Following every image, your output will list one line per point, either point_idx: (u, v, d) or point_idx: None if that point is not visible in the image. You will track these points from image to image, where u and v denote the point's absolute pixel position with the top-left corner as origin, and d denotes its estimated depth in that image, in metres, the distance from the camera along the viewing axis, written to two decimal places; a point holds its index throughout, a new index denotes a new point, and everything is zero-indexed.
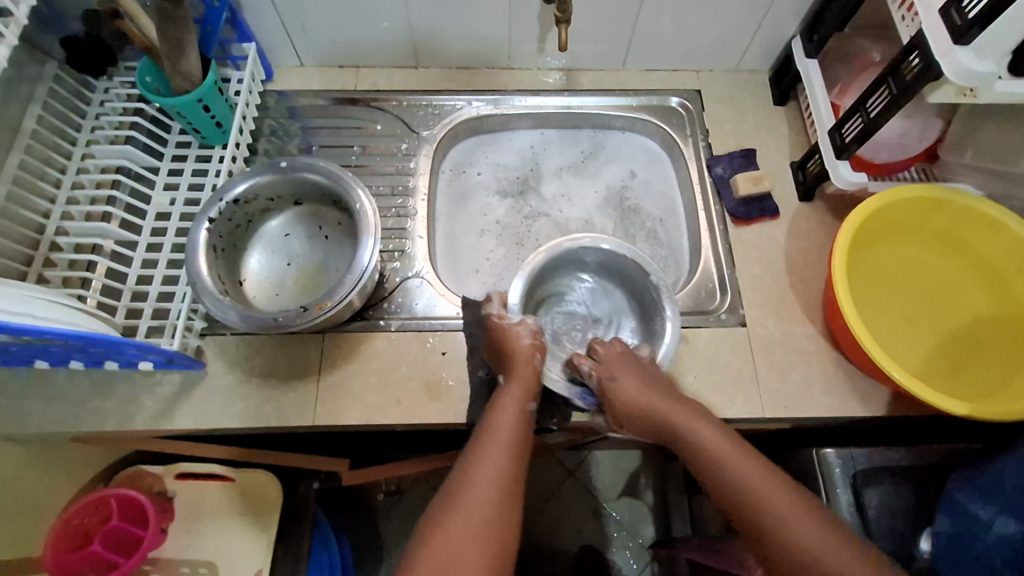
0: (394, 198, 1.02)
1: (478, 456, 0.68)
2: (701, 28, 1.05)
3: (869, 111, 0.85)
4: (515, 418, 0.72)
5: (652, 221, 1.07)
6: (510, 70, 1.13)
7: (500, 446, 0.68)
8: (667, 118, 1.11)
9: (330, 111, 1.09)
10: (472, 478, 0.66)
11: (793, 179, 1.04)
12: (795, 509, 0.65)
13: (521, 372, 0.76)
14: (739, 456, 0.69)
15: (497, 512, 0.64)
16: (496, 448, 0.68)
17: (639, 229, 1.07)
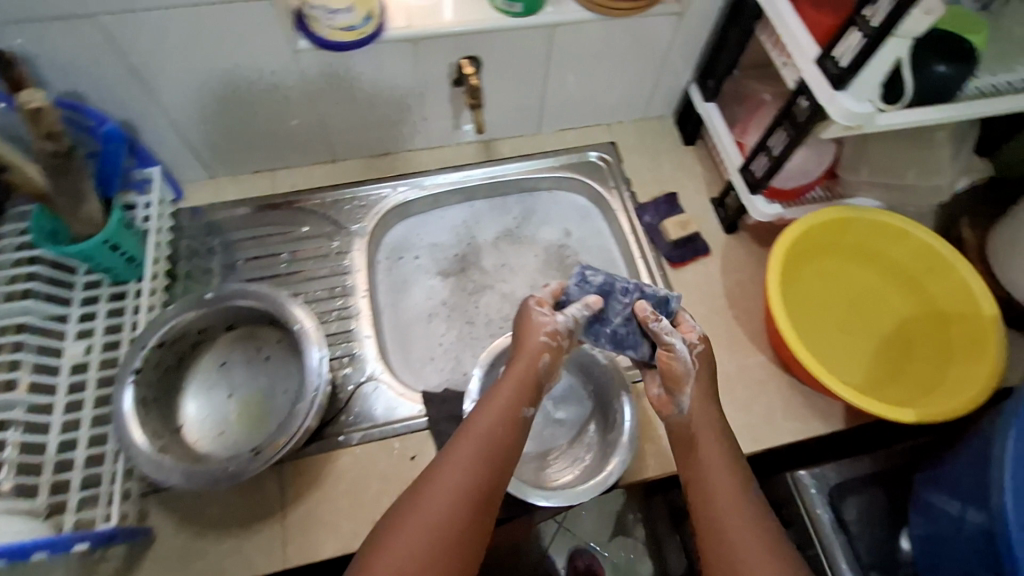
0: (333, 301, 0.99)
1: (450, 456, 0.67)
2: (606, 88, 1.10)
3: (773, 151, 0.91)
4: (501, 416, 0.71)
5: None
6: (430, 150, 1.14)
7: (474, 446, 0.68)
8: (590, 173, 1.15)
9: (250, 219, 1.05)
10: (457, 484, 0.65)
11: (715, 214, 1.09)
12: (743, 514, 0.67)
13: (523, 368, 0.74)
14: (704, 465, 0.72)
15: (459, 512, 0.63)
16: (469, 450, 0.67)
17: None
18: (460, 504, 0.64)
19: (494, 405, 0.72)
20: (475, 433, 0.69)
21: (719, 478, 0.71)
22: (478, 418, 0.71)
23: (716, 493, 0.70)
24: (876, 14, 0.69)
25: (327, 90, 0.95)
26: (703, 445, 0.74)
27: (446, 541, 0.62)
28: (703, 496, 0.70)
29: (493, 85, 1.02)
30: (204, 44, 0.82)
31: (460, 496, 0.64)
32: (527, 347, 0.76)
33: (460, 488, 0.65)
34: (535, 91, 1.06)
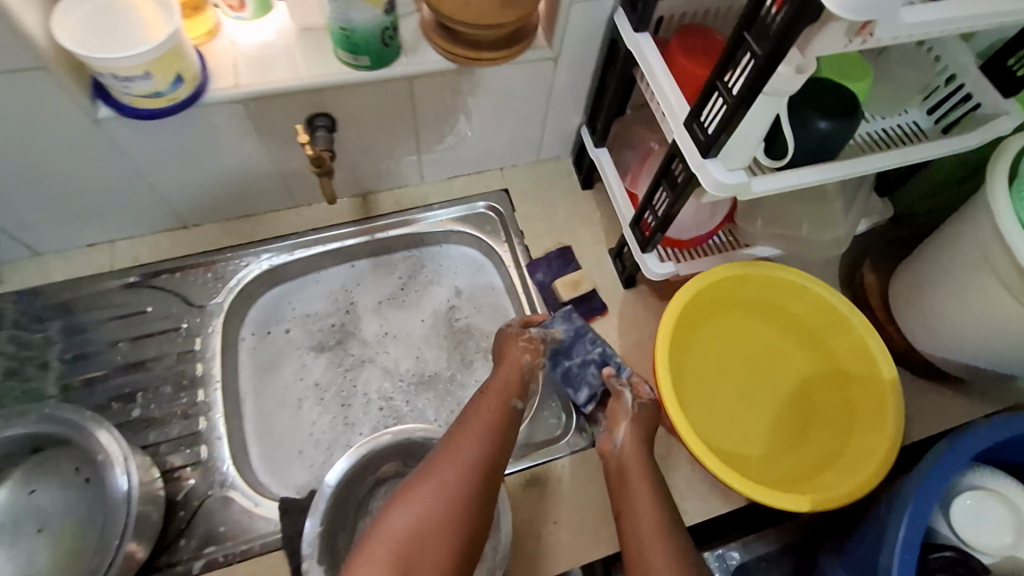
0: (179, 396, 0.86)
1: (453, 443, 0.68)
2: (489, 134, 1.01)
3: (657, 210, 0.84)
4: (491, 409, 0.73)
5: (487, 339, 1.00)
6: (298, 208, 1.02)
7: (468, 436, 0.69)
8: (479, 225, 1.05)
9: (82, 303, 0.91)
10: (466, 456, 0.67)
11: (614, 267, 1.02)
12: (667, 545, 0.65)
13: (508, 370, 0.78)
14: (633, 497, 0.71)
15: (451, 501, 0.63)
16: (476, 434, 0.69)
17: (474, 353, 0.99)
18: (451, 494, 0.63)
19: (486, 399, 0.74)
20: (471, 425, 0.70)
21: (647, 509, 0.69)
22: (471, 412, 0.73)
23: (644, 523, 0.68)
24: (734, 81, 0.62)
25: (153, 158, 0.82)
26: (633, 476, 0.73)
27: (422, 538, 0.60)
28: (635, 524, 0.69)
29: (355, 139, 0.92)
30: None
31: (460, 482, 0.64)
32: (516, 351, 0.81)
33: (454, 476, 0.64)
34: (407, 142, 0.96)
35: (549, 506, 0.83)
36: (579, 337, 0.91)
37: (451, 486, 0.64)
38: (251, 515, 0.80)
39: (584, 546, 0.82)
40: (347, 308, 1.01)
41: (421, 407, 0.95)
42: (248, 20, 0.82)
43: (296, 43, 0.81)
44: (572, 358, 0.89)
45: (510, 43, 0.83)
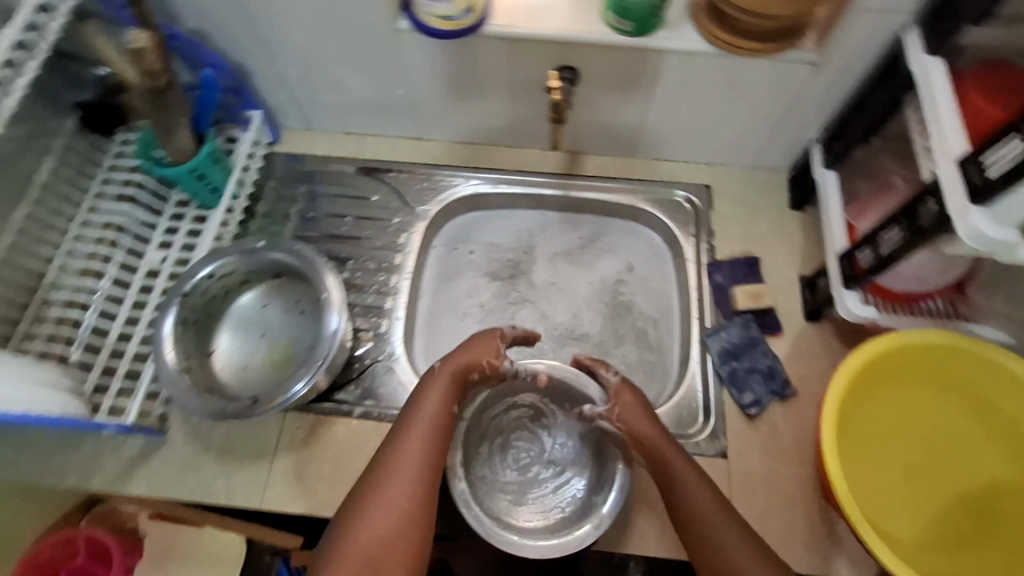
0: (378, 275, 1.01)
1: (398, 442, 0.73)
2: (715, 126, 0.99)
3: (880, 247, 0.77)
4: (435, 408, 0.76)
5: (645, 321, 1.01)
6: (514, 148, 1.11)
7: (417, 441, 0.73)
8: (673, 212, 1.05)
9: (330, 177, 1.09)
10: (395, 471, 0.70)
11: (801, 295, 0.96)
12: (733, 525, 0.69)
13: (455, 366, 0.79)
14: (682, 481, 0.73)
15: (413, 508, 0.69)
16: (415, 439, 0.73)
17: (629, 329, 1.01)
18: (403, 501, 0.69)
19: (425, 398, 0.76)
20: (418, 427, 0.74)
21: (702, 502, 0.71)
22: (414, 409, 0.76)
23: (701, 512, 0.70)
24: None
25: (422, 70, 0.95)
26: (674, 462, 0.74)
27: (397, 535, 0.67)
28: (685, 500, 0.72)
29: (588, 98, 0.97)
30: (317, 9, 0.86)
31: (408, 485, 0.69)
32: (465, 348, 0.80)
33: (406, 480, 0.70)
34: (633, 113, 0.99)
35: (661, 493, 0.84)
36: (751, 344, 0.91)
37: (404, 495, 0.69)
38: (404, 390, 0.92)
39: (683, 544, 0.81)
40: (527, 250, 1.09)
41: (563, 359, 1.01)
42: None
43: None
44: (743, 361, 0.89)
45: (765, 38, 0.80)
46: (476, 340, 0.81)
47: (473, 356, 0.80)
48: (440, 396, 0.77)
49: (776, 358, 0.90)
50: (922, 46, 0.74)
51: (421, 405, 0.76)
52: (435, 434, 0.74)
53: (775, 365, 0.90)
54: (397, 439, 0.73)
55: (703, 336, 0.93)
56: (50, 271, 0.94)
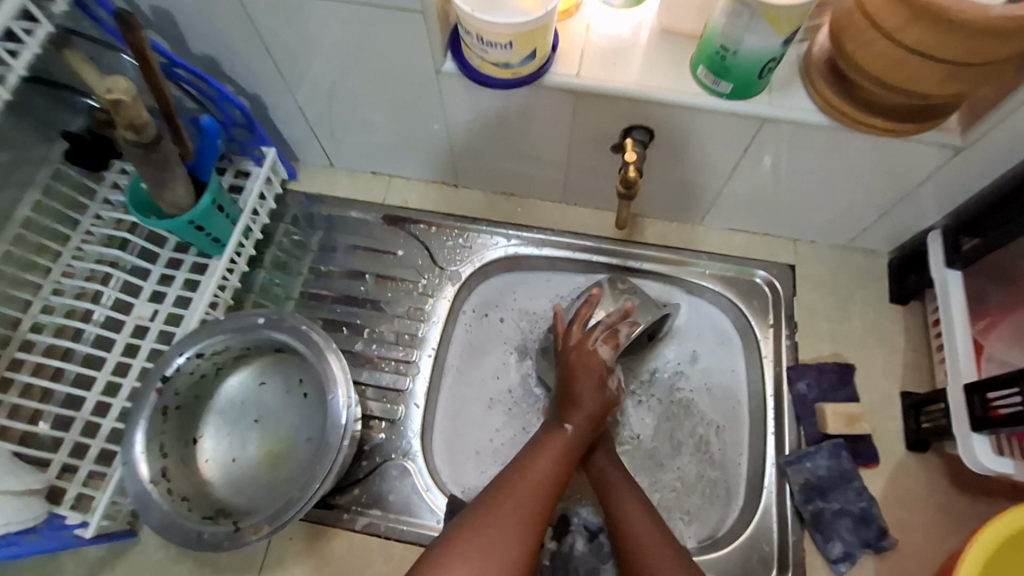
0: (396, 349, 0.87)
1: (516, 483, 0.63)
2: (810, 202, 0.83)
3: None
4: (551, 460, 0.66)
5: (704, 427, 0.84)
6: (563, 204, 0.95)
7: (523, 490, 0.63)
8: (748, 296, 0.88)
9: (350, 224, 0.95)
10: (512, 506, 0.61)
11: (903, 418, 0.79)
12: (656, 533, 0.66)
13: (584, 422, 0.70)
14: (618, 501, 0.70)
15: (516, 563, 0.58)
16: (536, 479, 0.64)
17: (686, 435, 0.83)
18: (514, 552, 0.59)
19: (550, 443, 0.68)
20: (532, 474, 0.65)
21: (637, 515, 0.68)
22: (532, 455, 0.67)
23: (637, 529, 0.67)
24: None
25: (464, 116, 0.80)
26: (598, 453, 0.74)
27: None
28: (625, 520, 0.68)
29: (659, 161, 0.81)
30: (343, 43, 0.71)
31: (513, 531, 0.60)
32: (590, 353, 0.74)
33: (516, 527, 0.60)
34: (713, 180, 0.82)
35: None
36: (842, 481, 0.75)
37: (505, 546, 0.59)
38: (418, 498, 0.78)
39: None
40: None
41: None
42: (613, 7, 0.73)
43: (653, 45, 0.71)
44: (832, 502, 0.74)
45: (899, 113, 0.63)
46: (594, 372, 0.72)
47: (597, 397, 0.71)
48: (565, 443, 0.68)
49: (871, 500, 0.74)
50: None
51: (533, 459, 0.67)
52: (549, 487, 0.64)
53: (870, 507, 0.74)
54: (509, 474, 0.65)
55: (781, 464, 0.77)
56: (24, 319, 0.81)
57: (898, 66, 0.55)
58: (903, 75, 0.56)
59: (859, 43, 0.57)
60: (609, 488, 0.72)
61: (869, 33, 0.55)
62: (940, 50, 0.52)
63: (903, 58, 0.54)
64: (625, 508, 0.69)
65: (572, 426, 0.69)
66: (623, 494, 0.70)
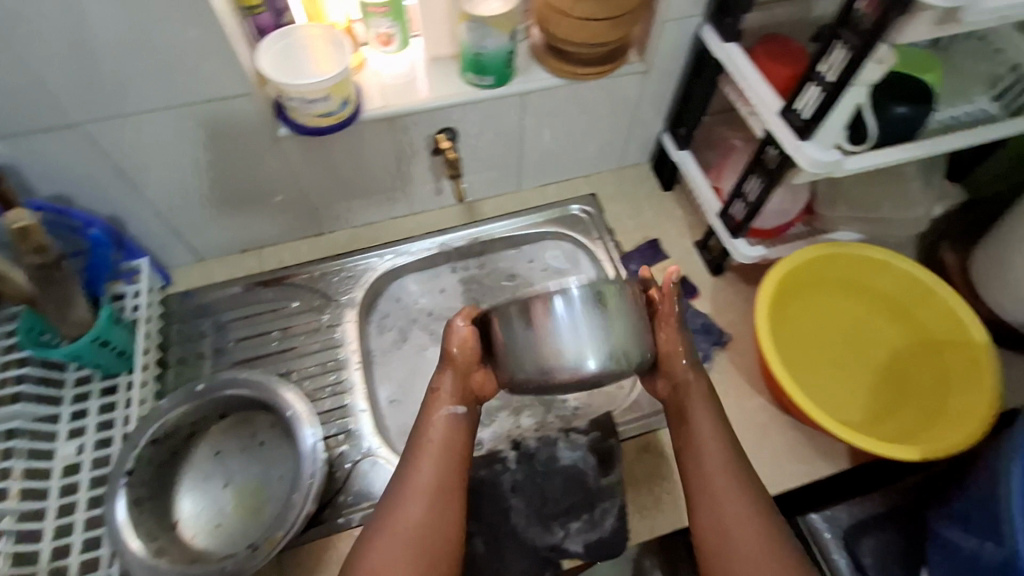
0: (327, 375, 0.99)
1: (409, 465, 0.72)
2: (581, 145, 1.13)
3: (750, 194, 0.92)
4: (445, 430, 0.74)
5: None
6: (413, 215, 1.16)
7: (426, 463, 0.72)
8: (572, 225, 1.17)
9: (241, 299, 1.05)
10: (411, 476, 0.71)
11: (701, 257, 1.11)
12: (726, 456, 0.72)
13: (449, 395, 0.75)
14: (692, 423, 0.75)
15: (424, 534, 0.68)
16: (427, 456, 0.72)
17: None
18: (414, 525, 0.68)
19: (428, 417, 0.75)
20: (433, 431, 0.74)
21: (705, 427, 0.74)
22: (423, 430, 0.75)
23: (705, 441, 0.73)
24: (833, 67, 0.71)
25: (307, 168, 0.97)
26: (690, 385, 0.76)
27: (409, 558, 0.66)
28: (694, 440, 0.74)
29: (467, 154, 1.05)
30: (180, 138, 0.84)
31: (426, 499, 0.70)
32: (443, 371, 0.76)
33: (417, 503, 0.69)
34: (512, 154, 1.09)
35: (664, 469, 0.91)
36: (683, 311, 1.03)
37: (415, 514, 0.69)
38: None
39: None
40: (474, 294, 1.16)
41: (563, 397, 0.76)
42: (392, 54, 0.95)
43: (429, 72, 0.96)
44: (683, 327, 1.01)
45: (600, 61, 0.95)
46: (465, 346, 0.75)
47: (462, 384, 0.76)
48: (439, 410, 0.75)
49: (706, 315, 1.03)
50: (720, 36, 0.90)
51: (419, 434, 0.74)
52: (441, 453, 0.73)
53: (708, 321, 1.02)
54: (407, 465, 0.72)
55: None
56: None
57: (586, 28, 0.86)
58: (592, 32, 0.86)
59: (558, 23, 0.87)
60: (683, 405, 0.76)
61: (562, 15, 0.86)
62: (600, 12, 0.83)
63: (587, 25, 0.85)
64: (699, 434, 0.74)
65: (444, 392, 0.76)
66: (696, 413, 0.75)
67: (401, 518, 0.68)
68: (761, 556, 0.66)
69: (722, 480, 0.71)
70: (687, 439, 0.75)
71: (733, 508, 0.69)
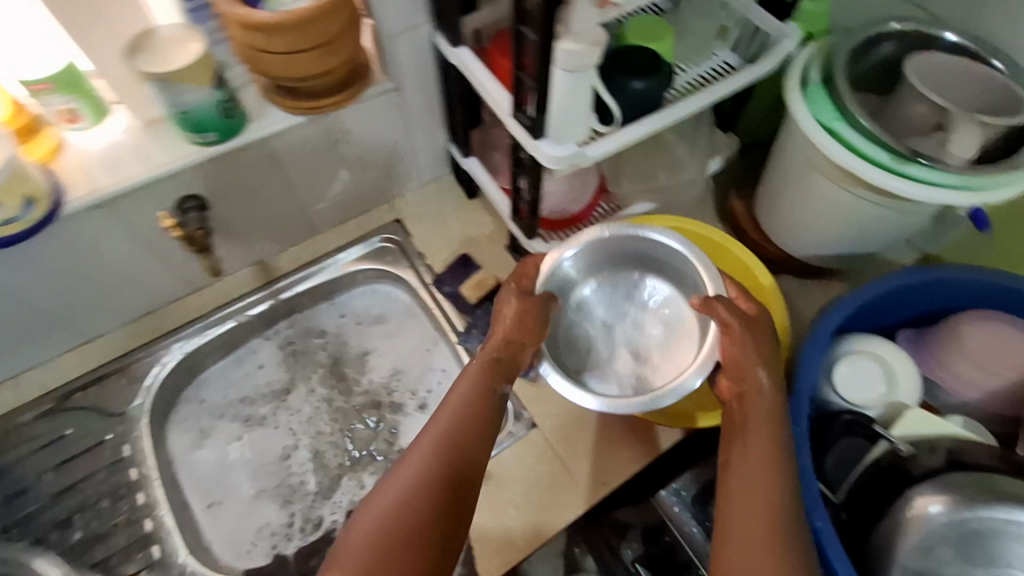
0: (121, 501, 0.92)
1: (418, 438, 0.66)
2: (362, 175, 1.06)
3: (525, 188, 0.88)
4: (475, 396, 0.69)
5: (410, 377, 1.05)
6: (200, 290, 1.04)
7: (426, 442, 0.64)
8: (379, 261, 1.10)
9: (9, 440, 0.93)
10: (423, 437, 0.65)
11: (514, 260, 1.07)
12: (778, 484, 0.59)
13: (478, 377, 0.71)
14: (746, 439, 0.63)
15: (392, 530, 0.58)
16: (434, 429, 0.66)
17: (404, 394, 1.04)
18: (383, 521, 0.58)
19: (469, 380, 0.70)
20: (460, 392, 0.69)
21: (758, 446, 0.62)
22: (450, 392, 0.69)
23: (759, 462, 0.61)
24: (529, 66, 0.69)
25: (31, 280, 0.85)
26: (752, 400, 0.66)
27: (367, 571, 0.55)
28: (743, 461, 0.61)
29: (229, 212, 0.96)
30: None
31: (406, 492, 0.60)
32: (498, 322, 0.75)
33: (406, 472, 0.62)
34: (285, 199, 1.00)
35: (505, 495, 0.88)
36: None
37: (392, 501, 0.60)
38: None
39: (543, 517, 0.86)
40: (294, 361, 1.07)
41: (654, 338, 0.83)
42: (89, 126, 0.86)
43: (142, 139, 0.86)
44: None
45: (339, 88, 0.88)
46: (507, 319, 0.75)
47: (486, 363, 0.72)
48: (479, 379, 0.71)
49: None
50: (448, 40, 0.84)
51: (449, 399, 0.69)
52: (451, 430, 0.65)
53: None
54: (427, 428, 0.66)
55: (462, 345, 0.99)
56: None
57: (295, 63, 0.77)
58: (305, 65, 0.78)
59: (265, 62, 0.78)
60: (750, 411, 0.66)
61: (263, 53, 0.76)
62: (301, 43, 0.75)
63: (294, 58, 0.77)
64: (753, 446, 0.62)
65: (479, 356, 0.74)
66: (757, 425, 0.64)
67: (372, 504, 0.60)
68: (757, 537, 0.56)
69: (765, 514, 0.57)
70: (731, 469, 0.62)
71: (766, 556, 0.54)
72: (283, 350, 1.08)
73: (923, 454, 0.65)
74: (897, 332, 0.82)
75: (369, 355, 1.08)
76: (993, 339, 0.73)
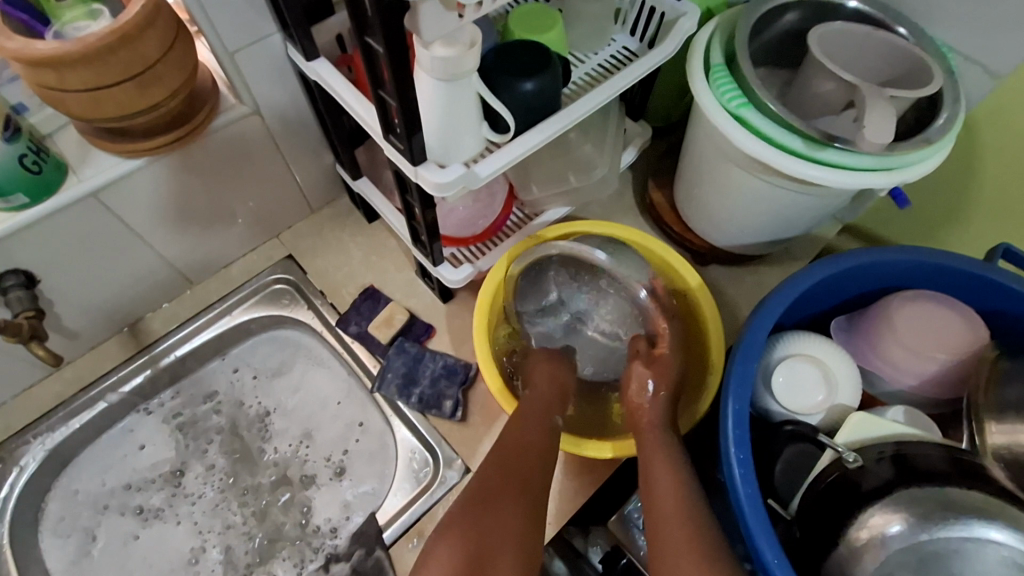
0: None
1: (502, 452, 0.71)
2: (237, 213, 0.91)
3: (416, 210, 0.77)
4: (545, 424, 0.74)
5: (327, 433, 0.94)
6: (57, 370, 0.89)
7: (517, 461, 0.69)
8: (273, 307, 0.96)
9: None
10: (512, 453, 0.70)
11: (427, 285, 0.95)
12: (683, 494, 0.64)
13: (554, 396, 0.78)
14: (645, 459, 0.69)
15: (485, 544, 0.61)
16: (516, 449, 0.70)
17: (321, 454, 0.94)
18: (480, 538, 0.61)
19: (536, 403, 0.76)
20: (532, 420, 0.74)
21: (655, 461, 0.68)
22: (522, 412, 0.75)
23: (658, 478, 0.67)
24: (385, 86, 0.58)
25: None
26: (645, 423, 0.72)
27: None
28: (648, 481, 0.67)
29: (73, 280, 0.81)
30: None
31: (499, 507, 0.65)
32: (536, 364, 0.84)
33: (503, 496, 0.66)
34: (142, 254, 0.85)
35: None
36: (416, 363, 0.89)
37: (485, 518, 0.63)
38: None
39: None
40: (183, 435, 0.94)
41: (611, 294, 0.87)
42: None
43: None
44: (421, 382, 0.87)
45: (179, 121, 0.74)
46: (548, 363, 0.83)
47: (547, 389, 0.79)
48: (547, 412, 0.75)
49: (445, 354, 0.89)
50: (300, 52, 0.71)
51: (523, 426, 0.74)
52: (531, 456, 0.70)
53: (453, 359, 0.89)
54: (506, 446, 0.71)
55: (377, 392, 0.88)
56: None
57: (104, 101, 0.63)
58: (115, 102, 0.64)
59: (66, 105, 0.63)
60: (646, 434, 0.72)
61: (58, 93, 0.62)
62: (102, 77, 0.61)
63: (99, 95, 0.62)
64: (649, 464, 0.68)
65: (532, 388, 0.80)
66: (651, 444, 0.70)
67: (466, 516, 0.63)
68: (684, 541, 0.60)
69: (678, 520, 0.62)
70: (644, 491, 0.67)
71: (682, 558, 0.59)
72: (175, 422, 0.95)
73: (871, 463, 0.61)
74: (829, 320, 0.78)
75: (270, 414, 0.96)
76: (925, 321, 0.70)
